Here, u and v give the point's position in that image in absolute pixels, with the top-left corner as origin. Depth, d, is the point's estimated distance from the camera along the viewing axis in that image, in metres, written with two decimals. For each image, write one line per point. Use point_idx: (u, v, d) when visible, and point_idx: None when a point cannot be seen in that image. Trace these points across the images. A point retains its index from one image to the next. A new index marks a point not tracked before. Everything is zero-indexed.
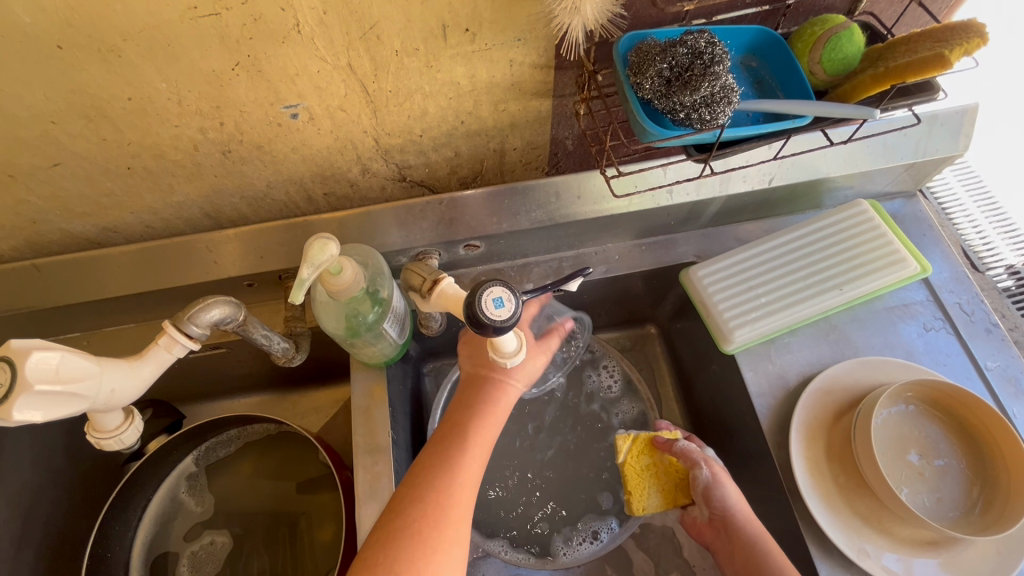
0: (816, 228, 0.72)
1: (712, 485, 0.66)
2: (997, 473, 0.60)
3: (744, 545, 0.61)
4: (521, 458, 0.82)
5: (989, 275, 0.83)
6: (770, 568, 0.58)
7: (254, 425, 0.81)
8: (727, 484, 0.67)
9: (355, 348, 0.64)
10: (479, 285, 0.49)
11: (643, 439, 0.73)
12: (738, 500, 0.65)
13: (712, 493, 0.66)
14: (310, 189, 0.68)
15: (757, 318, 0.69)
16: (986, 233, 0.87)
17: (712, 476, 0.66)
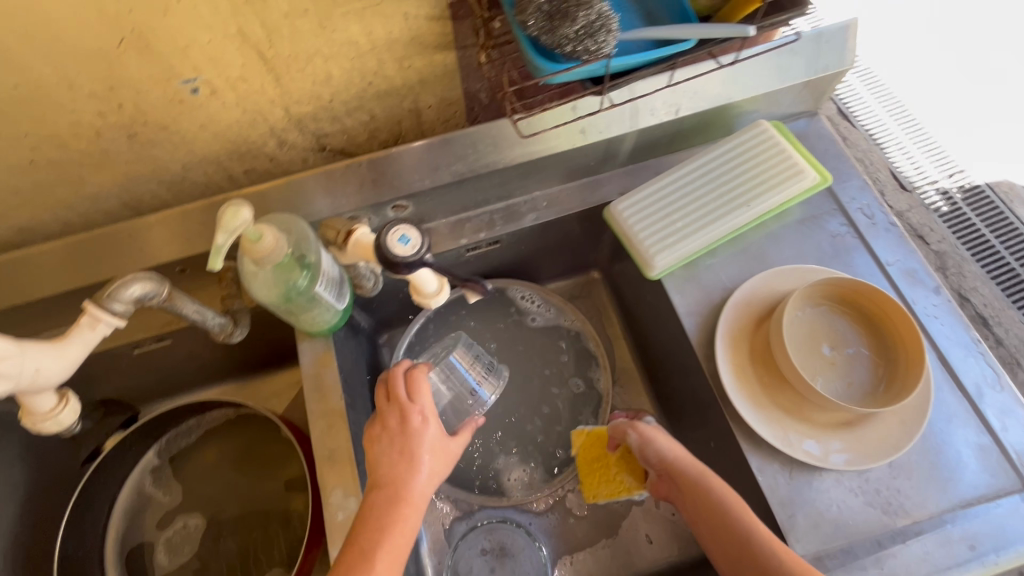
0: (726, 150, 0.74)
1: (643, 444, 0.73)
2: (897, 354, 0.66)
3: (694, 489, 0.66)
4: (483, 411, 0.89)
5: (920, 195, 1.45)
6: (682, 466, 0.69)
7: (213, 411, 0.82)
8: (656, 436, 0.73)
9: (294, 316, 0.65)
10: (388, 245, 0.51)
11: (596, 431, 0.83)
12: (670, 444, 0.72)
13: (647, 450, 0.73)
14: (229, 167, 0.69)
15: (676, 242, 0.71)
16: (921, 167, 1.48)
17: (640, 437, 0.74)
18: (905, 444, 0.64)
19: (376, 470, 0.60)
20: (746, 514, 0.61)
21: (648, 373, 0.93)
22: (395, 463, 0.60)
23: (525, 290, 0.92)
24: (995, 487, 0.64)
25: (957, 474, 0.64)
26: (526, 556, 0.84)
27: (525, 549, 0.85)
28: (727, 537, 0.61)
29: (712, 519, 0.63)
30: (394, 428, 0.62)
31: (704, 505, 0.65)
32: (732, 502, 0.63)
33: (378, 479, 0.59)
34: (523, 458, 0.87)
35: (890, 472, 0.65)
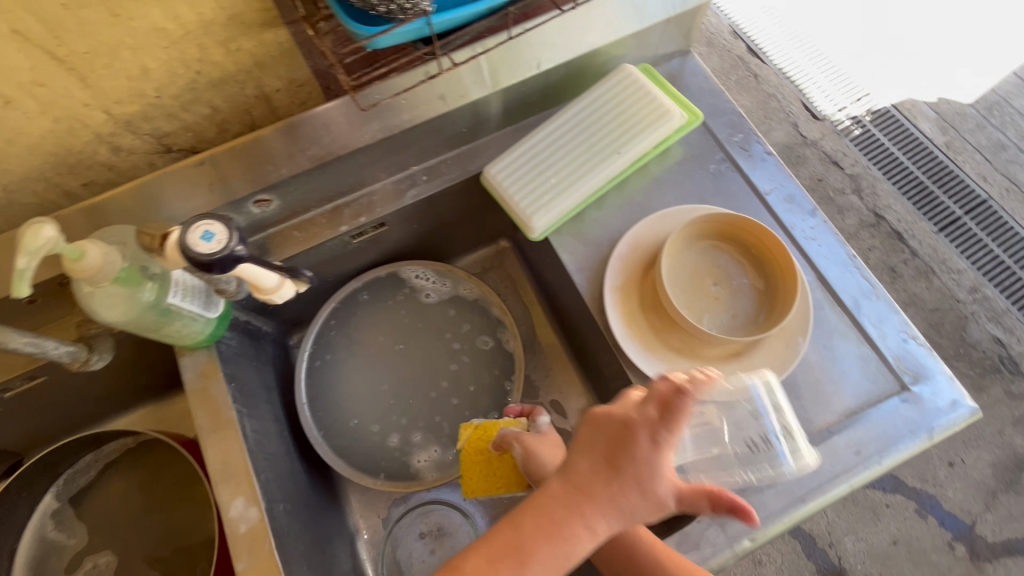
0: (594, 99, 0.72)
1: (527, 459, 0.69)
2: (775, 281, 0.68)
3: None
4: (402, 396, 0.88)
5: (837, 124, 1.51)
6: None
7: (109, 443, 0.78)
8: (539, 448, 0.70)
9: (157, 333, 0.61)
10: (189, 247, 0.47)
11: (483, 426, 0.79)
12: (550, 458, 0.68)
13: (530, 465, 0.69)
14: (63, 182, 0.64)
15: (553, 199, 0.69)
16: (833, 97, 1.54)
17: (524, 451, 0.69)
18: (790, 365, 0.66)
19: (573, 458, 0.49)
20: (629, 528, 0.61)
21: (563, 334, 0.93)
22: (579, 488, 0.47)
23: (417, 269, 0.93)
24: (876, 393, 0.67)
25: (840, 387, 0.67)
26: (464, 534, 0.86)
27: (462, 527, 0.86)
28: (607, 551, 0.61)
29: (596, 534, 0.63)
30: (631, 424, 0.47)
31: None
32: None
33: (567, 475, 0.48)
34: (445, 437, 0.86)
35: (779, 395, 0.67)
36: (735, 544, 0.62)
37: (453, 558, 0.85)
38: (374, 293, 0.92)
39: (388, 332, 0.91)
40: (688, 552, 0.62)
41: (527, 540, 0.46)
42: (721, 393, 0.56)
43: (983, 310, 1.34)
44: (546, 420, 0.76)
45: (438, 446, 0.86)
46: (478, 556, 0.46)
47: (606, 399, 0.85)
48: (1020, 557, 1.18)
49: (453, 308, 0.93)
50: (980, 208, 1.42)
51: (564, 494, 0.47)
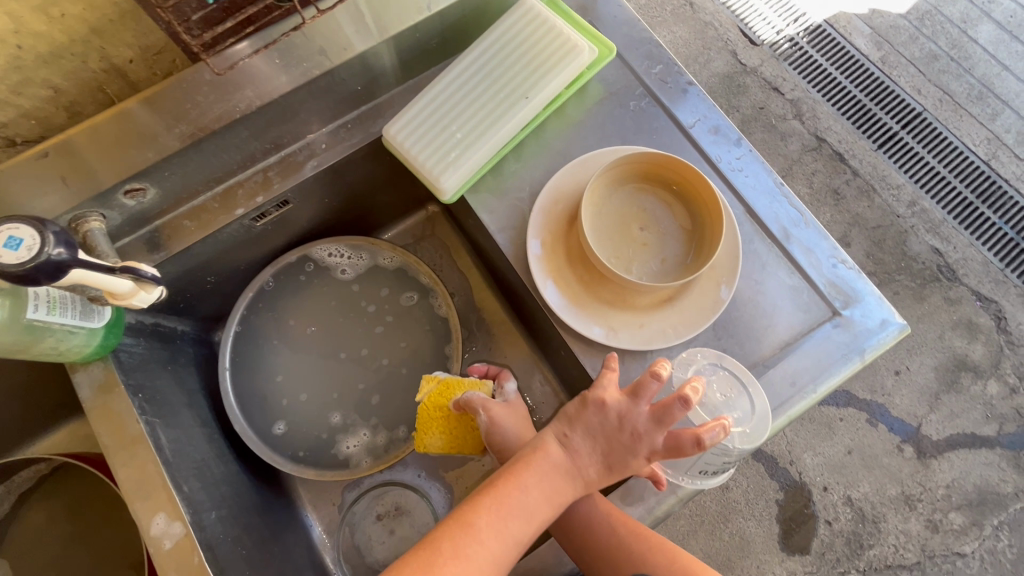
0: (495, 40, 0.65)
1: (491, 429, 0.70)
2: (703, 220, 0.65)
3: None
4: (341, 380, 0.84)
5: (776, 48, 1.47)
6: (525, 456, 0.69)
7: (21, 471, 0.72)
8: (504, 419, 0.71)
9: (26, 353, 0.55)
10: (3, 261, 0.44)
11: (446, 382, 0.76)
12: (512, 429, 0.71)
13: (494, 435, 0.70)
14: None
15: (460, 155, 0.63)
16: (770, 20, 1.49)
17: (490, 421, 0.70)
18: (722, 305, 0.64)
19: (578, 419, 0.59)
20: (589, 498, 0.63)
21: (503, 297, 0.90)
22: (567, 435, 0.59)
23: (331, 247, 0.87)
24: (809, 321, 0.66)
25: (773, 320, 0.66)
26: (421, 510, 0.84)
27: (418, 503, 0.84)
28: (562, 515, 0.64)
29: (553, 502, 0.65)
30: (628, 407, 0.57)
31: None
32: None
33: (563, 435, 0.60)
34: (389, 417, 0.83)
35: (714, 335, 0.65)
36: (679, 489, 0.61)
37: (412, 534, 0.83)
38: (282, 281, 0.86)
39: (306, 316, 0.86)
40: (633, 504, 0.62)
41: (522, 498, 0.56)
42: (716, 386, 0.60)
43: (921, 223, 1.36)
44: (513, 386, 0.78)
45: (367, 430, 0.83)
46: (489, 511, 0.55)
47: (550, 357, 0.83)
48: (962, 450, 1.25)
49: (374, 280, 0.88)
50: (915, 121, 1.42)
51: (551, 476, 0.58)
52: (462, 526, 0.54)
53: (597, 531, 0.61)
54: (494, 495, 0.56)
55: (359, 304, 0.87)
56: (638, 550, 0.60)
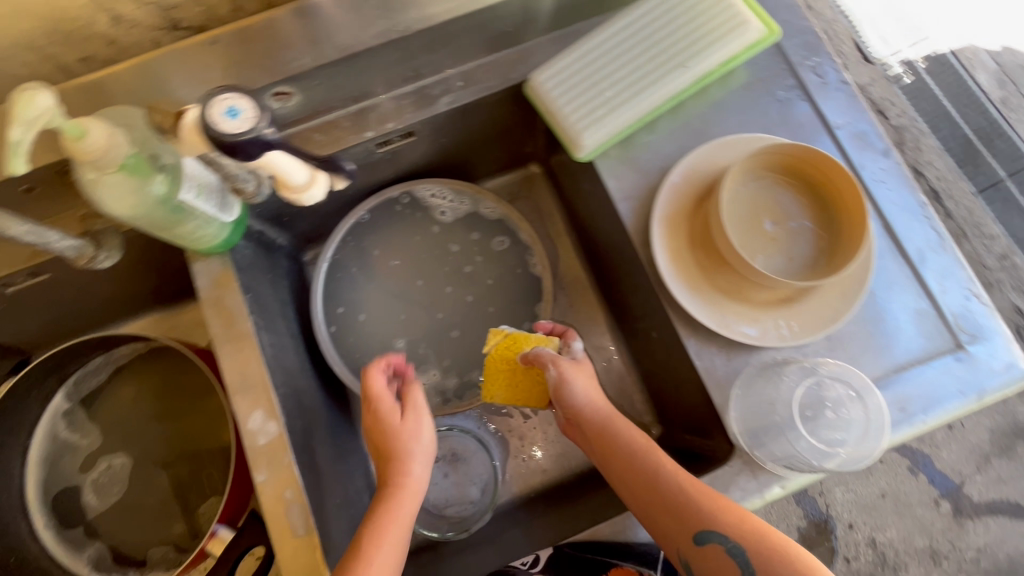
0: (663, 1, 0.63)
1: (560, 385, 0.68)
2: (841, 224, 0.62)
3: (597, 435, 0.66)
4: (424, 320, 0.85)
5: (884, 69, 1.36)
6: (591, 418, 0.67)
7: (120, 347, 0.76)
8: (575, 378, 0.69)
9: (166, 230, 0.56)
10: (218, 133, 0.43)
11: (513, 337, 0.75)
12: (584, 388, 0.68)
13: (562, 392, 0.68)
14: (57, 54, 0.56)
15: (607, 114, 0.62)
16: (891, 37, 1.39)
17: (559, 376, 0.68)
18: (844, 316, 0.61)
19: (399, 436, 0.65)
20: (661, 471, 0.60)
21: (592, 269, 0.89)
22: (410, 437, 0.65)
23: (435, 188, 0.86)
24: (929, 349, 0.63)
25: (892, 341, 0.63)
26: (478, 461, 0.85)
27: (476, 453, 0.86)
28: (627, 483, 0.62)
29: (618, 465, 0.63)
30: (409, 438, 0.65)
31: (613, 452, 0.64)
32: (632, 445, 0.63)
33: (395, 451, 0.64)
34: (463, 366, 0.84)
35: (827, 345, 0.63)
36: (765, 491, 0.60)
37: (466, 483, 0.84)
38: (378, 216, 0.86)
39: (399, 254, 0.87)
40: None
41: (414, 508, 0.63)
42: (836, 403, 0.60)
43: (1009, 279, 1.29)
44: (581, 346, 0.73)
45: (437, 372, 0.83)
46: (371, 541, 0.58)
47: (634, 336, 0.82)
48: (1002, 517, 1.21)
49: (472, 227, 0.88)
50: None
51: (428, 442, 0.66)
52: (394, 496, 0.62)
53: (665, 491, 0.59)
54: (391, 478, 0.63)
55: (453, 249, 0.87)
56: (707, 511, 0.57)
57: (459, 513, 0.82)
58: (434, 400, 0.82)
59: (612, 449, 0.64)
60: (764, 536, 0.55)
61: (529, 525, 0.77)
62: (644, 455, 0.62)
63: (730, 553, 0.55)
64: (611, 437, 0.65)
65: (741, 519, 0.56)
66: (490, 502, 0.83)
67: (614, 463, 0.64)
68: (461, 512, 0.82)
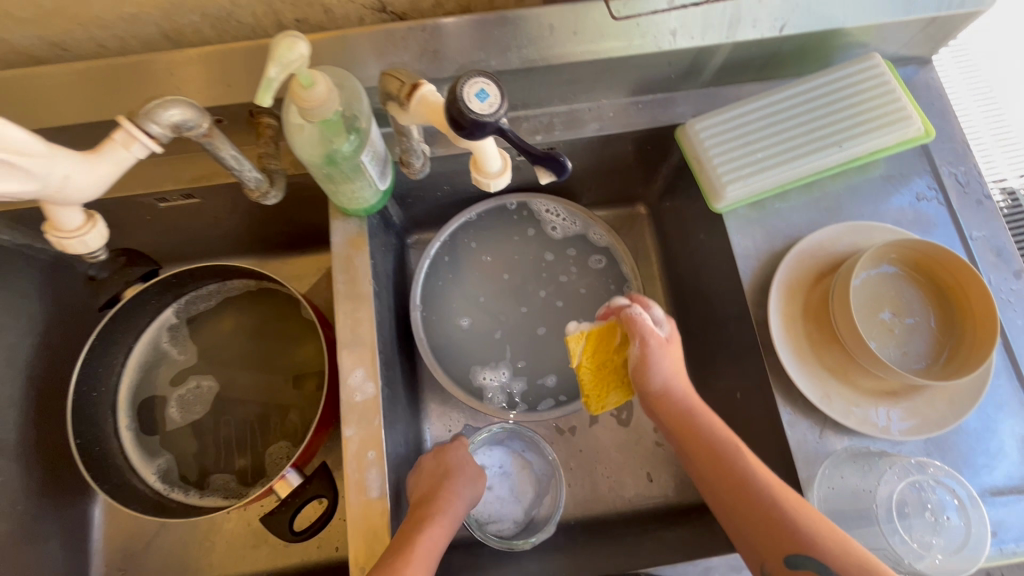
0: (826, 83, 0.67)
1: (643, 364, 0.67)
2: (963, 332, 0.61)
3: (679, 425, 0.65)
4: (511, 325, 0.87)
5: None
6: (679, 405, 0.66)
7: (234, 280, 0.81)
8: (661, 356, 0.67)
9: (332, 185, 0.61)
10: (473, 113, 0.39)
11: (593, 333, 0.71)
12: (668, 369, 0.67)
13: (644, 373, 0.67)
14: (280, 12, 0.62)
15: (751, 174, 0.66)
16: None
17: (643, 355, 0.67)
18: (950, 423, 0.60)
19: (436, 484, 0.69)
20: (753, 474, 0.58)
21: (678, 317, 0.90)
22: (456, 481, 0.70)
23: (551, 204, 0.90)
24: None
25: (993, 463, 0.61)
26: (528, 478, 0.82)
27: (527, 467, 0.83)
28: (714, 479, 0.60)
29: (704, 459, 0.62)
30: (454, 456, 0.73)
31: (697, 443, 0.63)
32: (717, 440, 0.62)
33: (428, 488, 0.68)
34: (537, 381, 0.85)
35: (924, 448, 0.62)
36: None
37: (511, 499, 0.81)
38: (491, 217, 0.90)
39: (503, 260, 0.89)
40: None
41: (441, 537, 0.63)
42: (935, 508, 0.58)
43: None
44: (662, 311, 0.72)
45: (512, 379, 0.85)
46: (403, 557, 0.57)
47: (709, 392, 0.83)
48: None
49: (578, 249, 0.90)
50: None
51: (465, 460, 0.73)
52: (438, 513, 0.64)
53: (757, 492, 0.57)
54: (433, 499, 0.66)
55: (554, 265, 0.90)
56: (807, 531, 0.54)
57: (498, 532, 0.78)
58: (499, 402, 0.83)
59: (698, 441, 0.63)
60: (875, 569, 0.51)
61: (570, 552, 0.77)
62: (735, 452, 0.60)
63: None
64: (699, 434, 0.63)
65: (845, 548, 0.52)
66: None
67: (701, 457, 0.62)
68: (500, 531, 0.78)
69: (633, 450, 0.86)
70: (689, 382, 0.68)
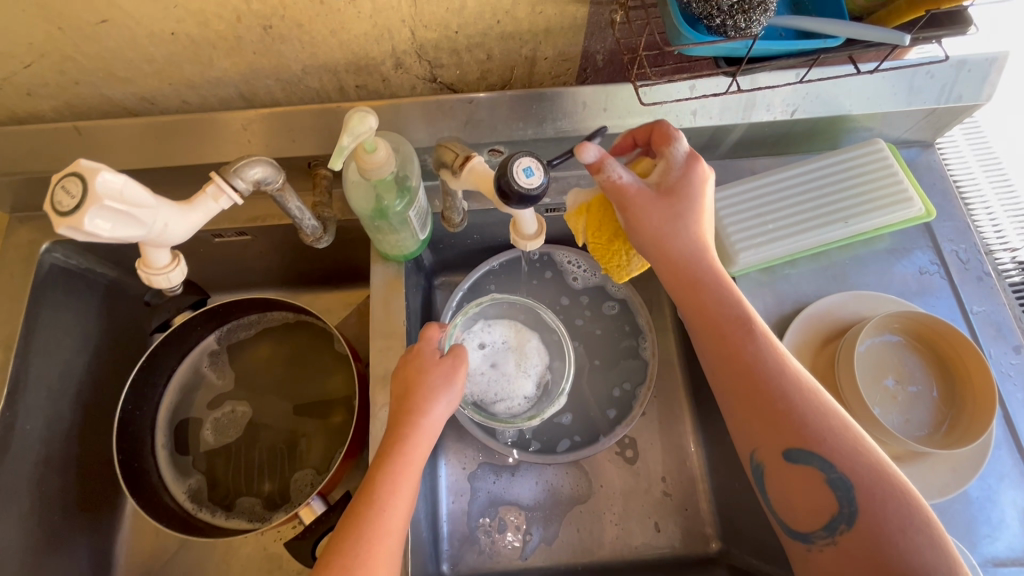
0: (832, 162, 0.73)
1: (632, 228, 0.60)
2: (964, 403, 0.64)
3: (690, 279, 0.59)
4: None
5: None
6: (683, 248, 0.60)
7: (274, 312, 0.86)
8: (647, 213, 0.59)
9: (378, 234, 0.67)
10: (519, 188, 0.45)
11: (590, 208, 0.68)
12: (682, 214, 0.59)
13: (637, 235, 0.61)
14: (343, 79, 0.70)
15: (763, 243, 0.71)
16: None
17: (631, 214, 0.60)
18: (952, 492, 0.63)
19: (405, 394, 0.61)
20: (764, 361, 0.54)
21: (689, 370, 0.93)
22: (425, 401, 0.60)
23: (572, 256, 0.95)
24: None
25: (995, 533, 0.63)
26: (531, 350, 0.85)
27: (530, 343, 0.85)
28: (723, 363, 0.56)
29: (710, 334, 0.58)
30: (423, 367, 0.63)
31: (705, 320, 0.58)
32: (737, 314, 0.57)
33: (399, 407, 0.61)
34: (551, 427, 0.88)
35: None
36: None
37: (520, 375, 0.83)
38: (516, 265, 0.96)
39: None
40: None
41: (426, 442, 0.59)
42: None
43: None
44: (687, 150, 0.60)
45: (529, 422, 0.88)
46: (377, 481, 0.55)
47: (718, 445, 0.85)
48: None
49: (596, 299, 0.95)
50: None
51: (440, 364, 0.63)
52: (412, 429, 0.58)
53: (767, 376, 0.54)
54: (410, 406, 0.60)
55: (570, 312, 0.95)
56: (819, 425, 0.51)
57: (506, 411, 0.82)
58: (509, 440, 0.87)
59: (709, 320, 0.58)
60: (882, 471, 0.49)
61: None
62: (743, 333, 0.56)
63: (830, 484, 0.50)
64: (710, 313, 0.58)
65: (856, 449, 0.50)
66: (525, 564, 0.84)
67: (711, 341, 0.57)
68: (511, 409, 0.82)
69: (642, 497, 0.88)
70: (705, 234, 0.61)
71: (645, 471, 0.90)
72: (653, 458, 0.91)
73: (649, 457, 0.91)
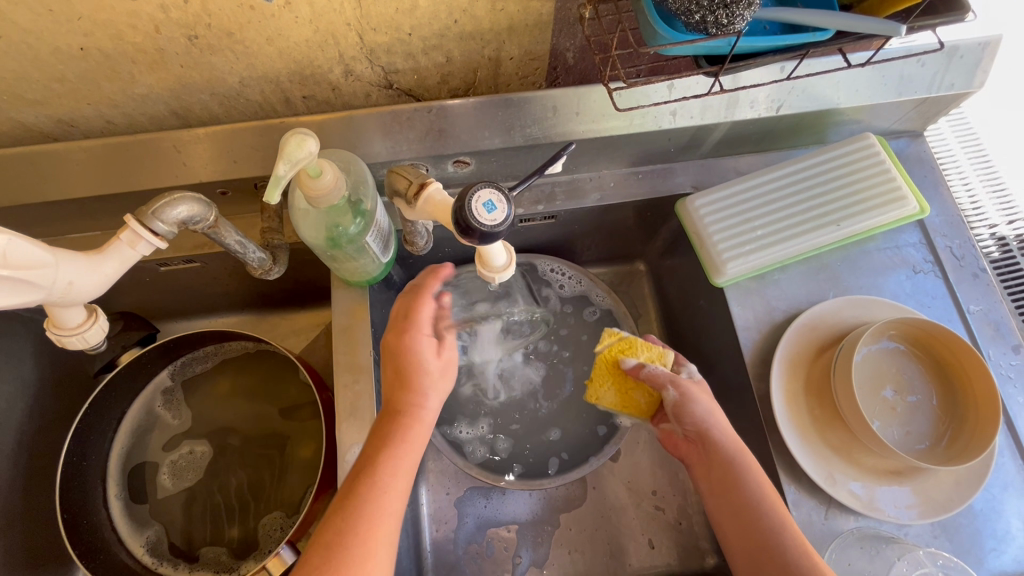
0: (819, 162, 0.69)
1: (681, 404, 0.66)
2: (966, 412, 0.61)
3: (719, 463, 0.61)
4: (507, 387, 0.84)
5: None
6: (718, 444, 0.62)
7: (232, 342, 0.80)
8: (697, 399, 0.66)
9: (336, 262, 0.62)
10: (478, 223, 0.43)
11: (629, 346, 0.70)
12: (711, 412, 0.65)
13: (683, 412, 0.65)
14: (287, 90, 0.63)
15: (750, 251, 0.67)
16: None
17: (681, 395, 0.66)
18: (956, 506, 0.60)
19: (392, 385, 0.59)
20: (784, 533, 0.55)
21: None
22: (413, 392, 0.58)
23: (556, 264, 0.87)
24: None
25: (1002, 546, 0.61)
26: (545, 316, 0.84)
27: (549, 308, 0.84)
28: (745, 529, 0.57)
29: (732, 507, 0.58)
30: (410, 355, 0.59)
31: (735, 495, 0.59)
32: (760, 495, 0.57)
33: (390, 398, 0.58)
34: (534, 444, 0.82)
35: (931, 531, 0.61)
36: None
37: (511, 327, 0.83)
38: None
39: None
40: None
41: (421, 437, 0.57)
42: None
43: None
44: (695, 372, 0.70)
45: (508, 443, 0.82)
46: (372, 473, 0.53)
47: None
48: None
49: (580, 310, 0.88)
50: None
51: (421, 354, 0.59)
52: (401, 421, 0.57)
53: (784, 551, 0.54)
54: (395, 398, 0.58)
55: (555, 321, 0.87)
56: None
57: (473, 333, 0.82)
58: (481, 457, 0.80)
59: (734, 490, 0.59)
60: None
61: None
62: (764, 511, 0.56)
63: None
64: (737, 494, 0.59)
65: None
66: None
67: (733, 523, 0.58)
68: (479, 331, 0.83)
69: (635, 514, 0.84)
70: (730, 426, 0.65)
71: (637, 486, 0.86)
72: (645, 472, 0.87)
73: (640, 470, 0.87)
